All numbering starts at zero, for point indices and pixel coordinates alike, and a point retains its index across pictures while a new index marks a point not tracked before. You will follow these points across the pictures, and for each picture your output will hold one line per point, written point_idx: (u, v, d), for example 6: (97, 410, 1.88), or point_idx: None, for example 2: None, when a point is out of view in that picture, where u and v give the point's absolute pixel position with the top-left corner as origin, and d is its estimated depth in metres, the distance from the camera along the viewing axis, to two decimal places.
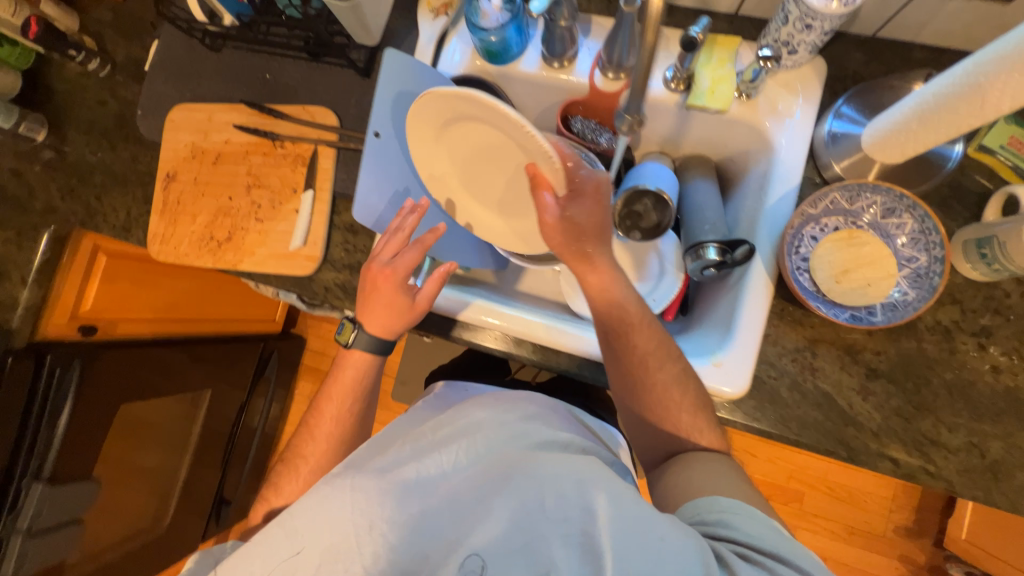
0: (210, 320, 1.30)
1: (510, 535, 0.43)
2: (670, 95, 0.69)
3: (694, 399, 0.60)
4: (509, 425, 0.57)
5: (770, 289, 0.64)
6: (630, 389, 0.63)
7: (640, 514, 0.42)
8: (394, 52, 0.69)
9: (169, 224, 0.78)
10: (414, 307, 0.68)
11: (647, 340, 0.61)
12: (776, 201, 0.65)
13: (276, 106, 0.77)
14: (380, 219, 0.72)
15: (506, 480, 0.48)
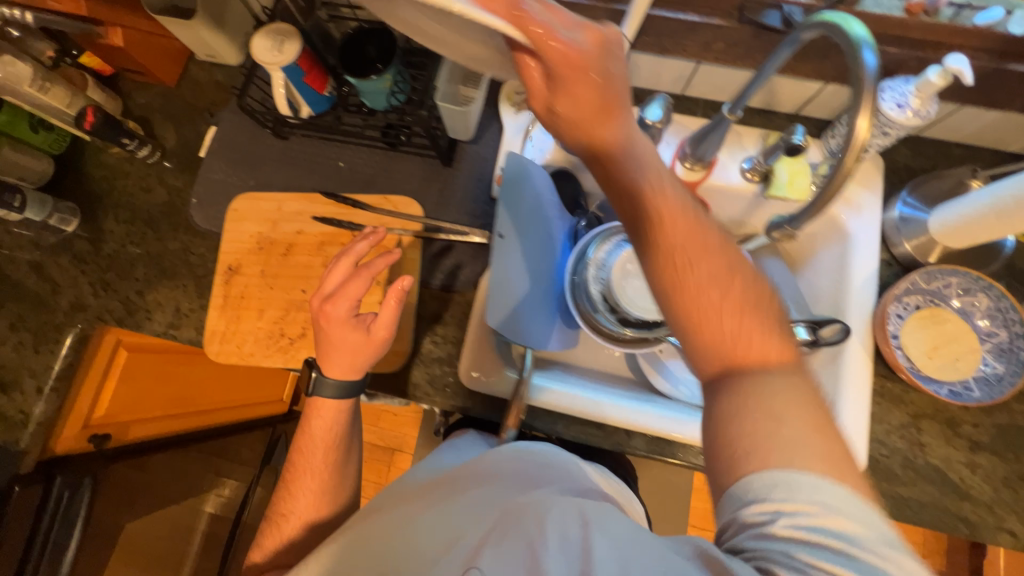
0: (222, 408, 1.17)
1: (510, 559, 0.40)
2: (748, 185, 0.74)
3: (791, 369, 0.39)
4: (518, 477, 0.54)
5: (870, 367, 0.66)
6: (707, 356, 0.40)
7: (641, 541, 0.38)
8: (516, 160, 0.69)
9: (231, 321, 0.72)
10: (372, 338, 0.62)
11: (705, 273, 0.40)
12: (860, 282, 0.69)
13: (354, 196, 0.75)
14: (511, 327, 0.65)
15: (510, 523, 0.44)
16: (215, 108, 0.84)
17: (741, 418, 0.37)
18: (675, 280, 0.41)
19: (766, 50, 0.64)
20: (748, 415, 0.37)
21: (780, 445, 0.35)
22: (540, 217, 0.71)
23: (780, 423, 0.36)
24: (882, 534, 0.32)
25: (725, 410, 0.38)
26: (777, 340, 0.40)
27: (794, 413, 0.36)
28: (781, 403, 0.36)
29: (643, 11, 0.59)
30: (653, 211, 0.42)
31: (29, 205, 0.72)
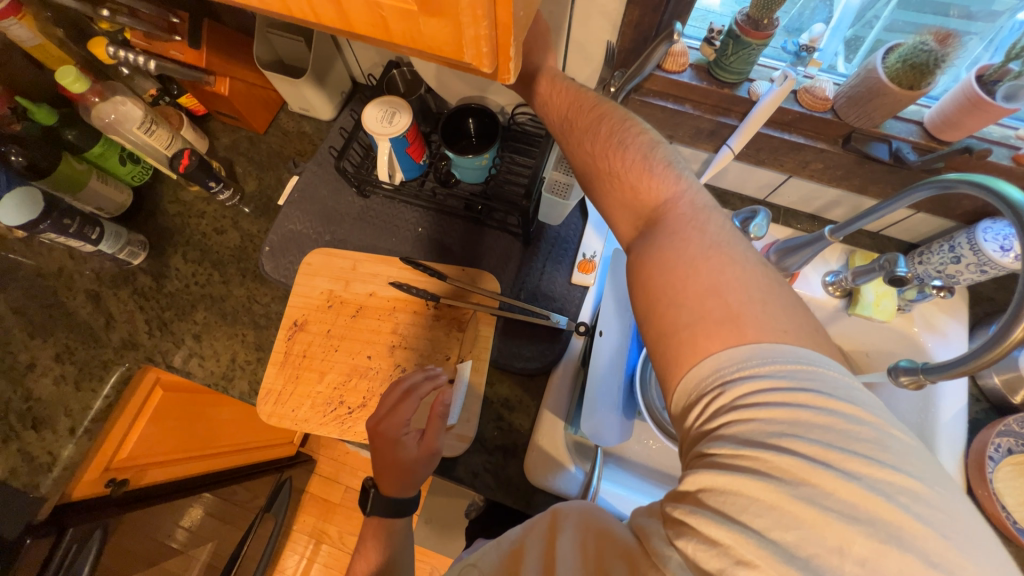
0: (236, 450, 1.10)
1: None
2: (829, 299, 0.74)
3: (701, 211, 0.45)
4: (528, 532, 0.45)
5: None
6: (627, 228, 0.48)
7: (595, 549, 0.40)
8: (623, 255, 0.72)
9: (290, 381, 0.69)
10: (419, 459, 0.59)
11: (625, 153, 0.48)
12: (949, 418, 0.67)
13: (430, 263, 0.74)
14: (594, 424, 0.64)
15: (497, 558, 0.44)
16: (300, 158, 0.84)
17: (661, 282, 0.41)
18: (604, 181, 0.49)
19: (865, 176, 0.64)
20: (664, 278, 0.41)
21: (712, 317, 0.38)
22: (625, 314, 0.71)
23: (706, 293, 0.39)
24: (820, 381, 0.35)
25: (650, 265, 0.42)
26: (665, 191, 0.46)
27: (709, 277, 0.40)
28: (697, 259, 0.41)
29: (754, 129, 0.60)
30: (590, 132, 0.50)
31: (104, 238, 0.71)
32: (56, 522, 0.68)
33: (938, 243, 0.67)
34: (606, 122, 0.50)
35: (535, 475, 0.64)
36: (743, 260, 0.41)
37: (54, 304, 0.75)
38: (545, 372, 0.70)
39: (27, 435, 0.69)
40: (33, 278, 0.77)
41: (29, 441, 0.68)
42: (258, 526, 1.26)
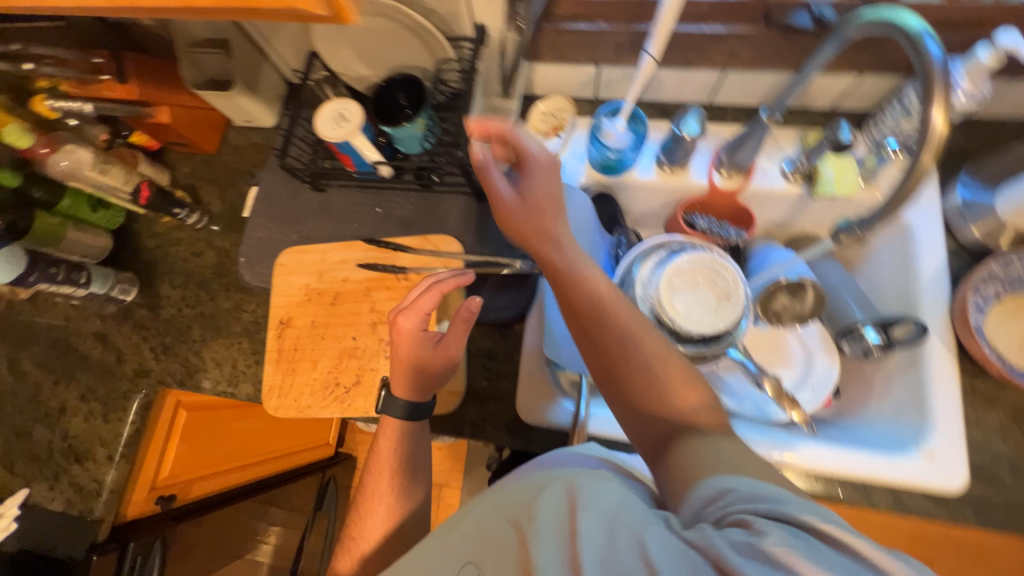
0: (274, 456, 1.18)
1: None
2: (791, 187, 0.72)
3: (653, 335, 0.53)
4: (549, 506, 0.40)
5: (956, 365, 0.62)
6: (596, 361, 0.53)
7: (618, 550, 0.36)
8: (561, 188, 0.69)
9: (287, 374, 0.73)
10: (440, 360, 0.62)
11: (584, 292, 0.53)
12: (930, 277, 0.66)
13: (393, 239, 0.77)
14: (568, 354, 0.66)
15: (503, 512, 0.43)
16: (255, 169, 0.87)
17: (651, 415, 0.50)
18: (578, 312, 0.54)
19: (796, 50, 0.62)
20: (652, 418, 0.50)
21: (677, 413, 0.49)
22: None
23: (671, 394, 0.50)
24: None
25: (645, 402, 0.51)
26: (621, 311, 0.54)
27: (667, 372, 0.51)
28: (672, 381, 0.50)
29: (667, 30, 0.57)
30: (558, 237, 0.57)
31: (93, 279, 0.76)
32: (117, 538, 0.77)
33: (890, 103, 0.65)
34: (549, 218, 0.57)
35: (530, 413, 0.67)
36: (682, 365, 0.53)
37: (69, 351, 0.82)
38: (522, 318, 0.73)
39: (73, 468, 0.76)
40: (45, 332, 0.83)
41: (76, 472, 0.76)
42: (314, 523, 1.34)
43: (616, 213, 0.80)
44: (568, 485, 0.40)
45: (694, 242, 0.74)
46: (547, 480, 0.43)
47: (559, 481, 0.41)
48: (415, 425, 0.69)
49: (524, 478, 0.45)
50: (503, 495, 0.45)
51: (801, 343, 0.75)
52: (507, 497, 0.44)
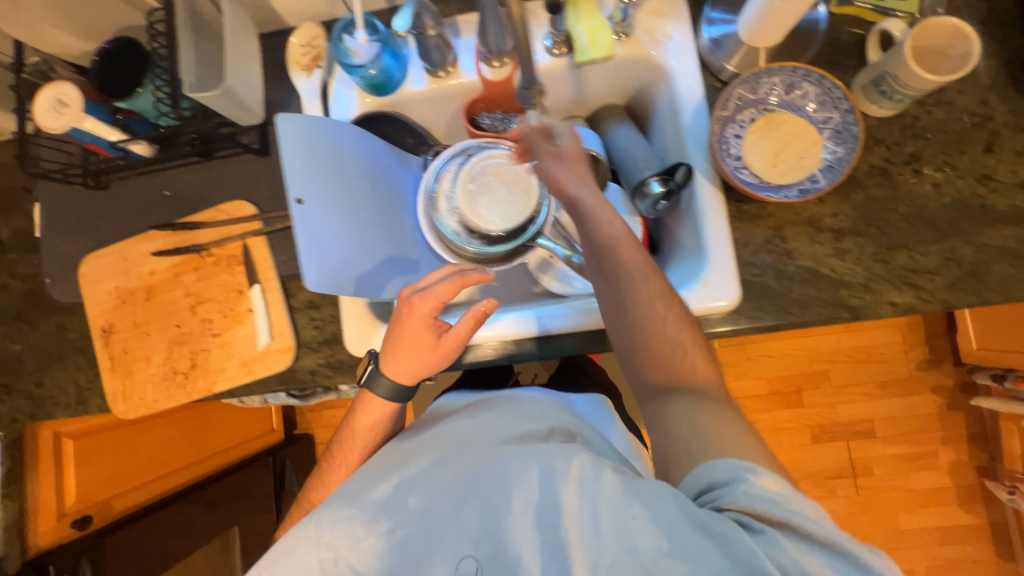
0: (218, 451, 1.23)
1: (486, 536, 0.47)
2: (556, 61, 0.71)
3: (662, 295, 0.55)
4: (538, 468, 0.48)
5: (721, 196, 0.66)
6: (590, 258, 0.59)
7: (611, 510, 0.43)
8: (287, 118, 0.58)
9: (125, 377, 0.73)
10: (443, 354, 0.63)
11: (599, 228, 0.58)
12: (691, 117, 0.68)
13: (187, 218, 0.74)
14: (368, 289, 0.65)
15: (481, 476, 0.50)
16: (32, 183, 0.81)
17: (639, 336, 0.54)
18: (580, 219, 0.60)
19: None
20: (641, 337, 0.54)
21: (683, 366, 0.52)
22: (321, 167, 0.62)
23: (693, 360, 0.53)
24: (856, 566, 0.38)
25: (627, 320, 0.55)
26: (644, 262, 0.56)
27: (660, 326, 0.53)
28: (682, 339, 0.53)
29: None
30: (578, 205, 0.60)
31: None
32: (34, 565, 0.82)
33: None
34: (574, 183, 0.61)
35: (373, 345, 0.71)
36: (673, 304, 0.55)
37: None
38: None
39: None
40: None
41: None
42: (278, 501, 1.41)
43: (414, 132, 0.78)
44: (548, 468, 0.48)
45: (485, 141, 0.75)
46: (522, 452, 0.51)
47: (540, 462, 0.49)
48: (260, 389, 0.71)
49: (489, 427, 0.58)
50: (474, 442, 0.56)
51: None
52: (480, 453, 0.53)
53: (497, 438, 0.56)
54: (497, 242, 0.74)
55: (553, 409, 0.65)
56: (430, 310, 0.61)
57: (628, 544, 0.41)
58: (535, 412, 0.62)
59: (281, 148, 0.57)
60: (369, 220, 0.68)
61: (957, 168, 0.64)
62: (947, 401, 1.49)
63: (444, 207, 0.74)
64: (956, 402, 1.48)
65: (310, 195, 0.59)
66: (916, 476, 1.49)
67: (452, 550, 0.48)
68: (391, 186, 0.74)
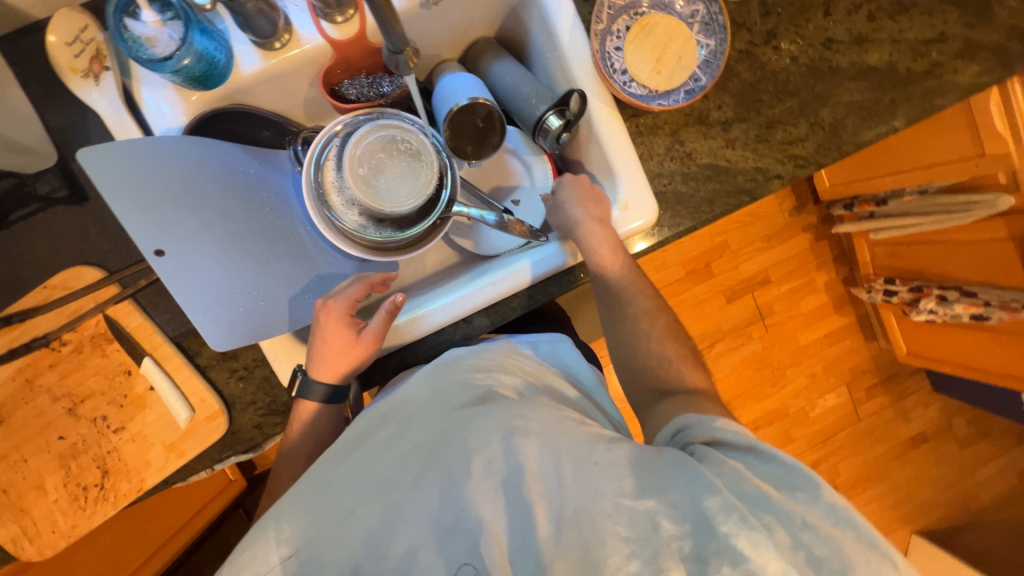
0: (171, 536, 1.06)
1: (448, 513, 0.45)
2: (410, 1, 0.62)
3: (607, 249, 0.64)
4: (502, 431, 0.49)
5: (618, 114, 0.65)
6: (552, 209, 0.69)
7: (578, 463, 0.46)
8: (93, 152, 0.49)
9: (21, 517, 0.60)
10: (367, 350, 0.60)
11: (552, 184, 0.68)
12: (569, 35, 0.63)
13: (11, 308, 0.58)
14: (275, 321, 0.59)
15: (444, 443, 0.50)
16: None
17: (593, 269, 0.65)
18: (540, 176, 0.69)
19: None
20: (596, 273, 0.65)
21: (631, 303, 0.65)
22: (170, 205, 0.53)
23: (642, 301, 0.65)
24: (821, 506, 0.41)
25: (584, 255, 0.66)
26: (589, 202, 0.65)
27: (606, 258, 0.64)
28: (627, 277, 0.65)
29: None
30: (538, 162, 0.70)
31: None
32: None
33: None
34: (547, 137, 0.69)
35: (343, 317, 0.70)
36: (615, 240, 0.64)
37: None
38: None
39: None
40: None
41: None
42: None
43: (268, 121, 0.65)
44: (510, 431, 0.49)
45: (359, 114, 0.64)
46: (481, 417, 0.51)
47: (504, 428, 0.49)
48: (203, 464, 0.62)
49: (439, 391, 0.55)
50: (428, 410, 0.54)
51: (520, 158, 0.76)
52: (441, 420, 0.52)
53: (450, 400, 0.54)
54: (409, 224, 0.67)
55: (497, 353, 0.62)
56: (342, 311, 0.59)
57: (591, 489, 0.44)
58: (484, 362, 0.59)
59: (103, 194, 0.49)
60: (260, 245, 0.59)
61: (806, 37, 0.69)
62: (815, 235, 1.78)
63: (340, 201, 0.65)
64: (821, 233, 1.78)
65: (174, 243, 0.52)
66: (803, 302, 1.80)
67: (423, 528, 0.45)
68: (267, 193, 0.62)
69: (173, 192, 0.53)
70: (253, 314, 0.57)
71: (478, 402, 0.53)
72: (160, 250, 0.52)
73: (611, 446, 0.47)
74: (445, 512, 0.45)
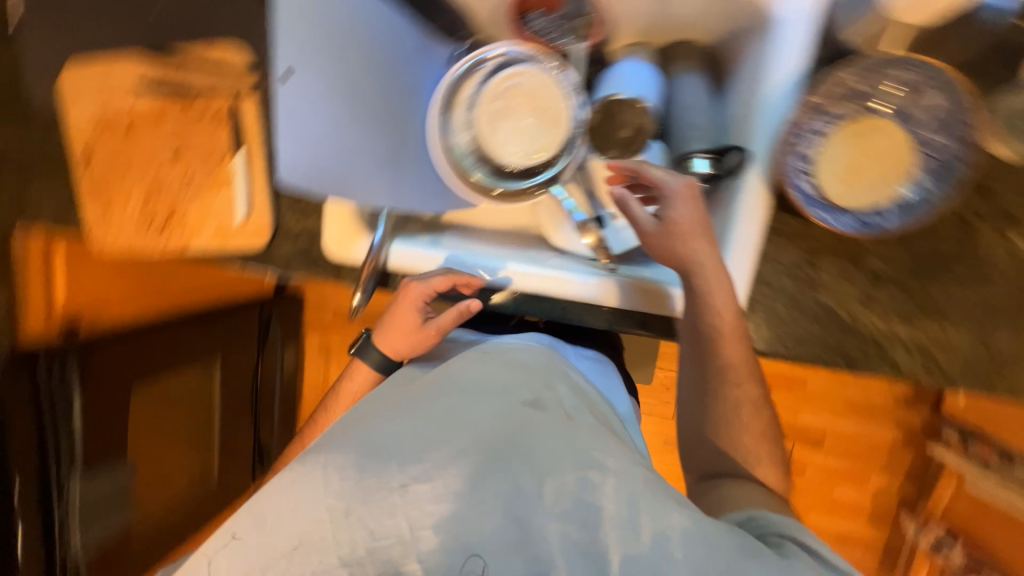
0: None
1: (506, 526, 0.44)
2: None
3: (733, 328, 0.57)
4: (568, 453, 0.48)
5: (767, 202, 0.56)
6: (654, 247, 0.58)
7: (653, 522, 0.43)
8: None
9: (105, 210, 0.72)
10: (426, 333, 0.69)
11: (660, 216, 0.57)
12: (775, 92, 0.55)
13: (180, 54, 0.67)
14: (343, 192, 0.60)
15: (514, 447, 0.48)
16: None
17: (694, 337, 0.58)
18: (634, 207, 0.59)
19: None
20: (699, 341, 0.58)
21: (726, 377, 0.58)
22: (324, 39, 0.56)
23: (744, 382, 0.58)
24: None
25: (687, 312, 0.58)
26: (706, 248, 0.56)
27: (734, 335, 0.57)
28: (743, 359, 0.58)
29: None
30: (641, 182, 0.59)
31: None
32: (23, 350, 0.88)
33: None
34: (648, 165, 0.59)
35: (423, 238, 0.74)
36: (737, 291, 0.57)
37: None
38: None
39: None
40: None
41: None
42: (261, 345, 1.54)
43: (449, 14, 0.66)
44: (586, 462, 0.47)
45: (525, 52, 0.62)
46: (552, 429, 0.50)
47: (574, 450, 0.48)
48: (233, 260, 0.70)
49: (506, 384, 0.56)
50: (489, 394, 0.54)
51: None
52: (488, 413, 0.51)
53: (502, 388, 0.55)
54: (503, 177, 0.65)
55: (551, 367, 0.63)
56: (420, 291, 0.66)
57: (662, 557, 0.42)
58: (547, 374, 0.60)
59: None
60: (366, 117, 0.61)
61: None
62: (905, 438, 1.51)
63: (460, 121, 0.65)
64: (913, 442, 1.51)
65: (304, 68, 0.54)
66: (840, 488, 1.58)
67: (466, 507, 0.45)
68: (405, 78, 0.64)
69: (334, 31, 0.56)
70: (328, 173, 0.59)
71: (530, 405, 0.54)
72: (290, 65, 0.54)
73: (675, 516, 0.44)
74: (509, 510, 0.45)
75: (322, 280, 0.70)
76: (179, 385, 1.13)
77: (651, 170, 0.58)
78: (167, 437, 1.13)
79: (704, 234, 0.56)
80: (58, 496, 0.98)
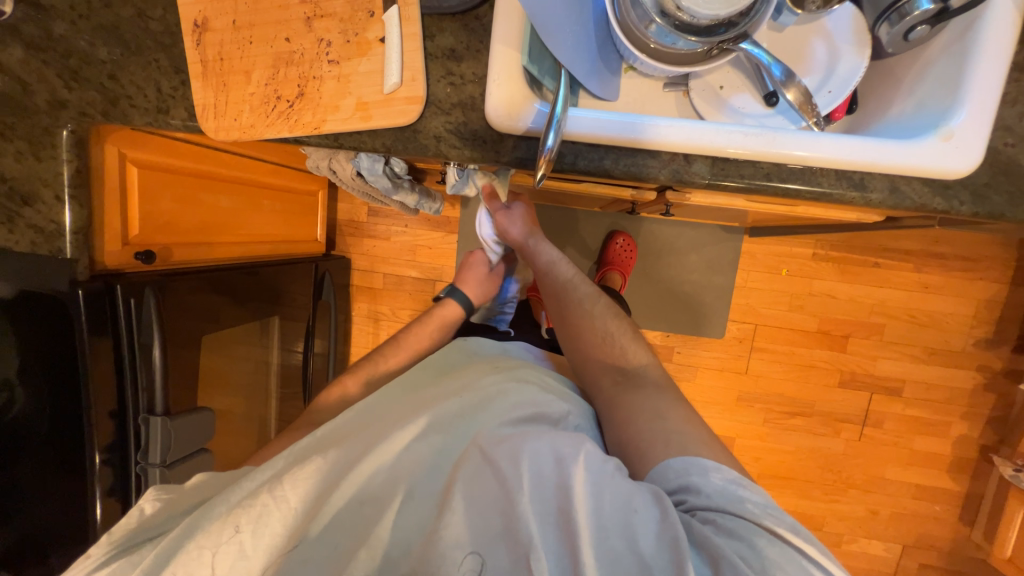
0: (250, 242, 1.20)
1: (467, 515, 0.61)
2: None
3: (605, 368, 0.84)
4: (546, 454, 0.64)
5: (1013, 36, 0.53)
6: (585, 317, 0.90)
7: (597, 494, 0.59)
8: None
9: (219, 91, 0.62)
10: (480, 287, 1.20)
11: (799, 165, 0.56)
12: None
13: None
14: (551, 35, 0.57)
15: (500, 441, 0.68)
16: None
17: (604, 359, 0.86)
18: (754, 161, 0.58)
19: None
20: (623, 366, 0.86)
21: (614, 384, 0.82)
22: None
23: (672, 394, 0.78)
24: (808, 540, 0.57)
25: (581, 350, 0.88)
26: (884, 160, 0.54)
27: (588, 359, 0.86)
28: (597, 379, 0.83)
29: None
30: (751, 156, 0.56)
31: None
32: (101, 279, 0.79)
33: None
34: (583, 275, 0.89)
35: (451, 375, 0.93)
36: (953, 161, 0.53)
37: None
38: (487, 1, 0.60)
39: (24, 211, 0.71)
40: None
41: (30, 215, 0.71)
42: (314, 307, 1.45)
43: None
44: (563, 458, 0.63)
45: None
46: (537, 436, 0.67)
47: (558, 451, 0.65)
48: (375, 143, 0.62)
49: (492, 417, 0.75)
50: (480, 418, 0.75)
51: (827, 43, 0.63)
52: (483, 438, 0.69)
53: (500, 423, 0.73)
54: (689, 34, 0.58)
55: (546, 401, 0.80)
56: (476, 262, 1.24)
57: (602, 521, 0.58)
58: (544, 408, 0.78)
59: None
60: None
61: None
62: (987, 381, 1.48)
63: None
64: (993, 385, 1.48)
65: None
66: (922, 439, 1.52)
67: (475, 503, 0.61)
68: None
69: None
70: (538, 10, 0.55)
71: (530, 426, 0.72)
72: None
73: (620, 497, 0.59)
74: (482, 488, 0.63)
75: (475, 164, 0.62)
76: (231, 355, 1.08)
77: (766, 149, 0.55)
78: (222, 411, 1.07)
79: (876, 154, 0.54)
80: (137, 455, 0.83)
